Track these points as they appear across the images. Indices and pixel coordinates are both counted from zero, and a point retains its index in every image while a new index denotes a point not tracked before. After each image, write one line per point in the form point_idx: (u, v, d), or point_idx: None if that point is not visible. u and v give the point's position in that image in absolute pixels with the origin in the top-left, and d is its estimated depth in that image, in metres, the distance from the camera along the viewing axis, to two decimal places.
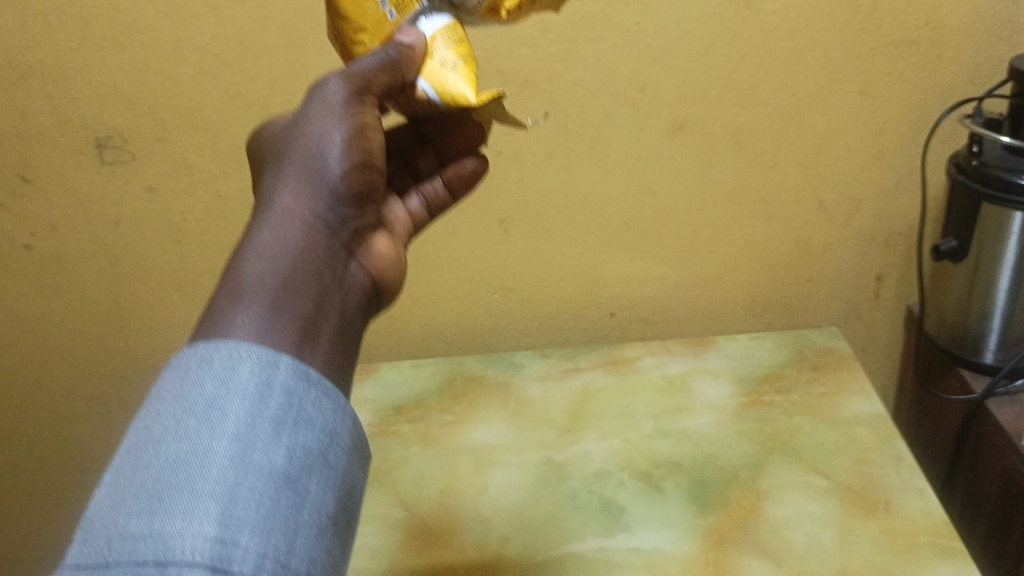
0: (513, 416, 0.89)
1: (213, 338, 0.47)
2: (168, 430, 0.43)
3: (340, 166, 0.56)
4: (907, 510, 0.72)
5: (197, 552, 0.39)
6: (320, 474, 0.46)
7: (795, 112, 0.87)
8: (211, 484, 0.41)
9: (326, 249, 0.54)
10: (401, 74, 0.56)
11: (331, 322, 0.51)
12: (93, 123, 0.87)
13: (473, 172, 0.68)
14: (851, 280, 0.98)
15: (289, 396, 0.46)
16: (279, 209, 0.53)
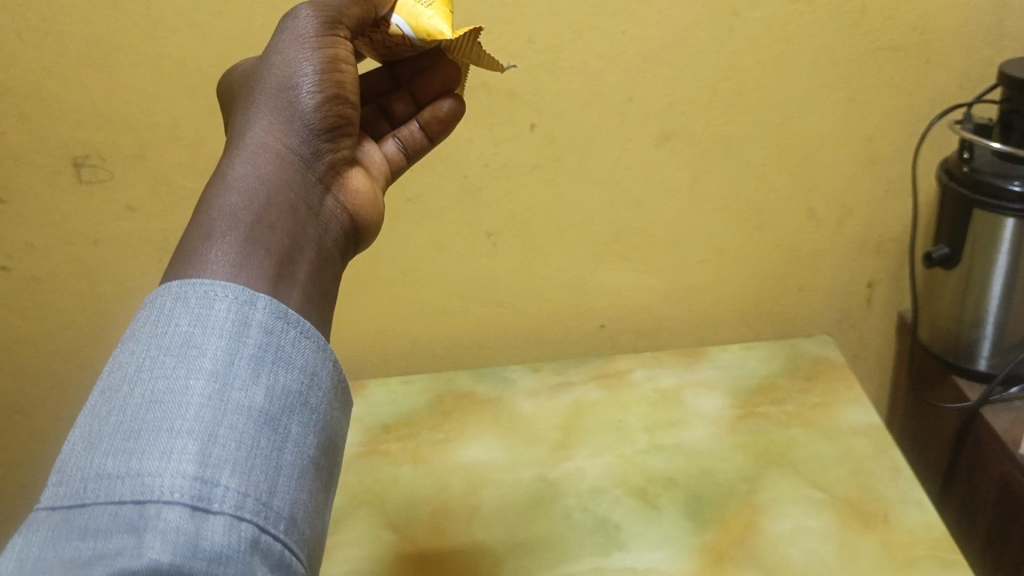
0: (504, 433, 0.87)
1: (189, 275, 0.49)
2: (146, 369, 0.45)
3: (313, 99, 0.57)
4: (906, 522, 0.71)
5: (176, 491, 0.40)
6: (300, 414, 0.48)
7: (784, 120, 0.86)
8: (189, 423, 0.43)
9: (299, 185, 0.55)
10: (374, 8, 0.59)
11: (307, 257, 0.53)
12: (70, 141, 0.85)
13: (449, 113, 0.66)
14: (842, 287, 0.98)
15: (266, 335, 0.48)
16: (251, 152, 0.55)
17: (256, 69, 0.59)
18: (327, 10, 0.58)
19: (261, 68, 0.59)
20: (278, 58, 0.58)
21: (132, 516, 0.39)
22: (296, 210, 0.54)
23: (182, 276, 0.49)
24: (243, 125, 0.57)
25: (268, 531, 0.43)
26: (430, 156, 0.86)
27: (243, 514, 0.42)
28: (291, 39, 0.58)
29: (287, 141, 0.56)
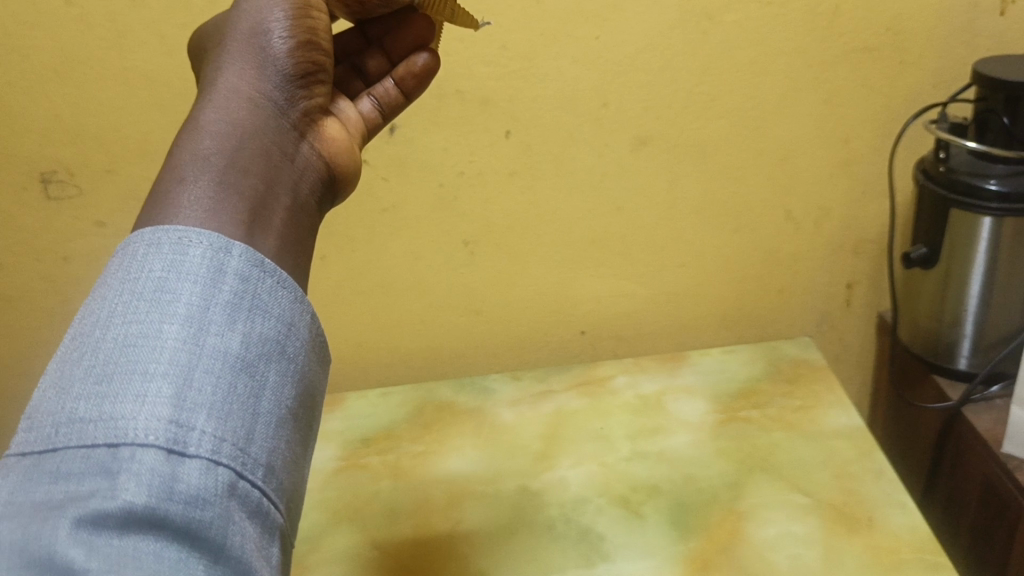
0: (486, 443, 0.86)
1: (162, 220, 0.48)
2: (118, 315, 0.44)
3: (284, 43, 0.57)
4: (891, 525, 0.70)
5: (150, 434, 0.40)
6: (278, 362, 0.47)
7: (760, 123, 0.86)
8: (164, 365, 0.42)
9: (273, 133, 0.55)
10: None
11: (281, 204, 0.53)
12: (37, 157, 0.84)
13: (424, 66, 0.64)
14: (822, 288, 0.97)
15: (242, 282, 0.47)
16: (223, 99, 0.55)
17: (227, 20, 0.59)
18: None
19: (233, 21, 0.59)
20: (250, 10, 0.57)
21: (105, 458, 0.39)
22: (269, 155, 0.54)
23: (152, 221, 0.49)
24: (215, 73, 0.56)
25: (246, 478, 0.42)
26: (405, 165, 0.86)
27: (220, 459, 0.41)
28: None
29: (259, 90, 0.56)
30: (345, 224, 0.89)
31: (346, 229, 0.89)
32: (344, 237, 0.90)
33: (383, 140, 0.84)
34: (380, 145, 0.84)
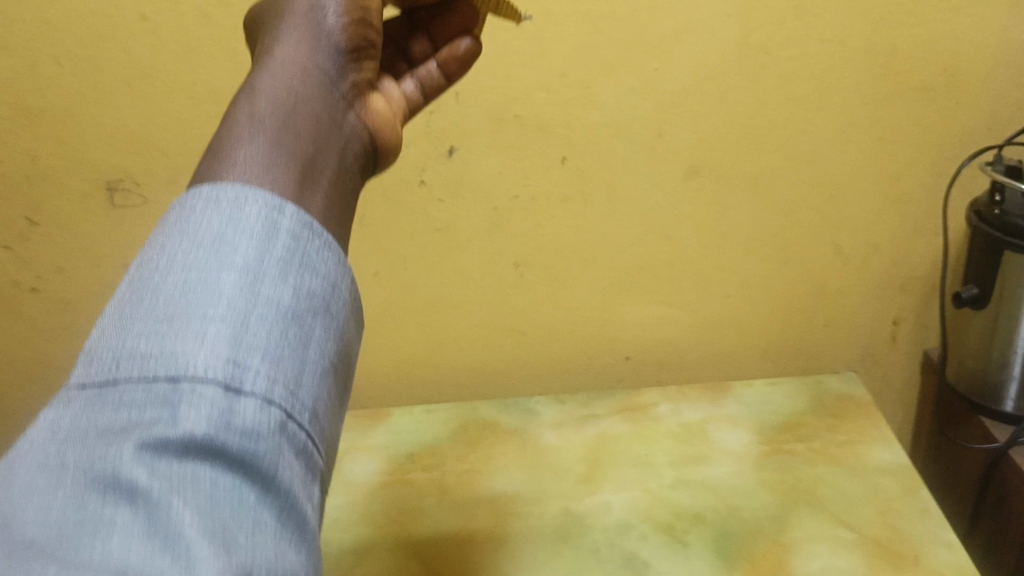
0: (530, 465, 0.87)
1: (217, 174, 0.48)
2: (177, 260, 0.44)
3: (339, 19, 0.58)
4: (935, 564, 0.70)
5: (209, 369, 0.39)
6: (323, 317, 0.46)
7: (813, 158, 0.87)
8: (222, 309, 0.42)
9: (325, 99, 0.55)
10: None
11: (330, 167, 0.53)
12: (104, 166, 0.86)
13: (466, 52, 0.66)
14: (867, 324, 0.98)
15: (295, 239, 0.46)
16: (280, 66, 0.55)
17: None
18: None
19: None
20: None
21: (166, 390, 0.39)
22: (320, 119, 0.54)
23: (207, 179, 0.48)
24: (273, 44, 0.57)
25: (295, 419, 0.42)
26: (461, 187, 0.87)
27: (274, 399, 0.41)
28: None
29: (308, 53, 0.57)
30: (398, 243, 0.90)
31: (399, 247, 0.91)
32: (397, 254, 0.91)
33: (440, 161, 0.85)
34: (437, 167, 0.86)
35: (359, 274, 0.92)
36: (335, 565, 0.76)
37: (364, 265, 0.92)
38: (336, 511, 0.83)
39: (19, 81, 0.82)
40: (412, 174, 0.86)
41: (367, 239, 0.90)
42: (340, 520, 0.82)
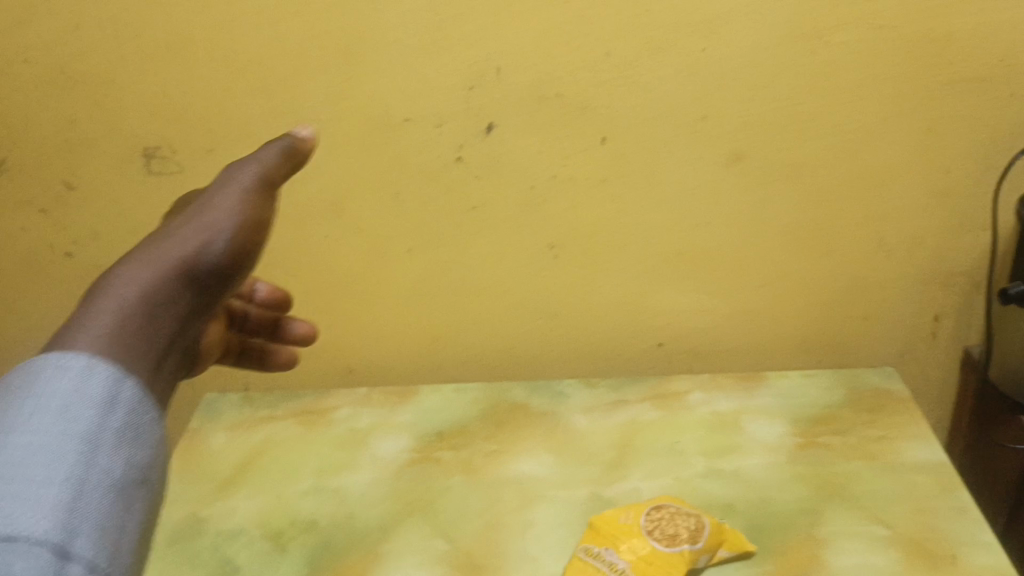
0: (559, 448, 0.86)
1: (67, 343, 0.48)
2: (9, 411, 0.45)
3: (226, 239, 0.56)
4: (973, 566, 0.69)
5: (40, 534, 0.41)
6: (146, 489, 0.47)
7: (860, 147, 0.85)
8: (57, 472, 0.43)
9: (213, 282, 0.57)
10: (296, 163, 0.63)
11: (175, 350, 0.54)
12: (142, 132, 0.86)
13: (282, 361, 0.80)
14: (907, 319, 0.96)
15: (133, 413, 0.48)
16: (193, 233, 0.56)
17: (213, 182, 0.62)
18: (269, 174, 0.61)
19: (200, 199, 0.60)
20: (218, 199, 0.59)
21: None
22: (180, 303, 0.54)
23: (60, 343, 0.49)
24: (206, 203, 0.59)
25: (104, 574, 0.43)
26: (498, 165, 0.86)
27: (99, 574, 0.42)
28: (233, 187, 0.59)
29: (192, 250, 0.55)
30: (433, 221, 0.89)
31: (434, 224, 0.90)
32: (431, 231, 0.90)
33: (479, 138, 0.84)
34: (475, 144, 0.85)
35: (392, 251, 0.91)
36: (362, 542, 0.76)
37: (398, 242, 0.91)
38: (364, 487, 0.83)
39: (60, 44, 0.81)
40: (450, 151, 0.85)
41: (402, 215, 0.89)
42: (368, 496, 0.82)
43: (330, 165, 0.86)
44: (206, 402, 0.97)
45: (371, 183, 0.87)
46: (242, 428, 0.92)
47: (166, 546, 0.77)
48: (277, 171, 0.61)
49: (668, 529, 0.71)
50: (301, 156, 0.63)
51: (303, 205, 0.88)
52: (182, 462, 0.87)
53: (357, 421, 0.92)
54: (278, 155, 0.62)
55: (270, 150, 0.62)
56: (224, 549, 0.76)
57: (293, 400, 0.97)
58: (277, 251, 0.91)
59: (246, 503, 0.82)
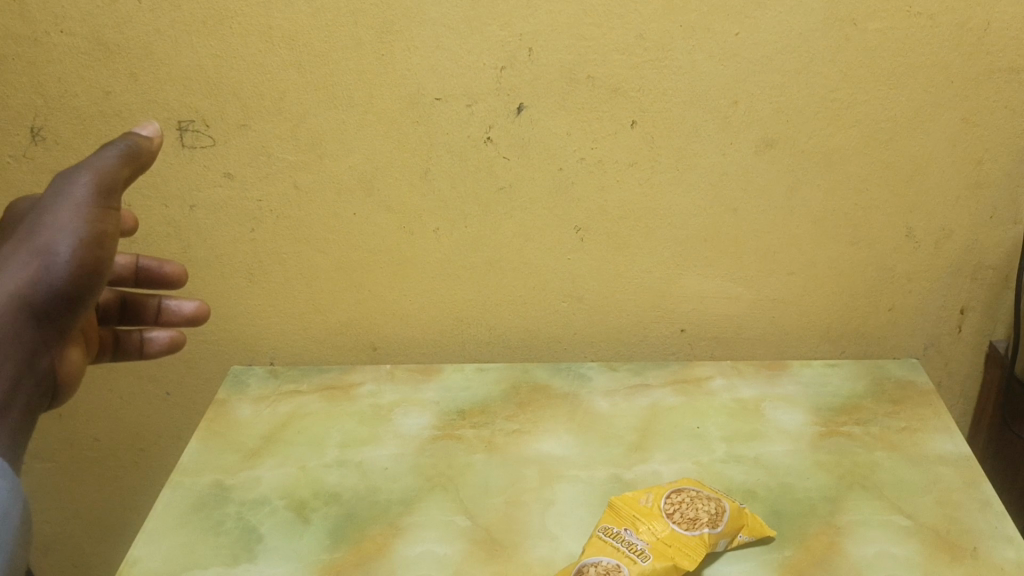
0: (580, 429, 0.87)
1: None
2: None
3: (68, 255, 0.62)
4: (995, 558, 0.69)
5: None
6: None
7: (892, 136, 0.85)
8: None
9: (44, 308, 0.63)
10: (138, 162, 0.66)
11: (22, 385, 0.64)
12: (176, 104, 0.85)
13: (169, 342, 0.86)
14: (933, 312, 0.95)
15: None
16: (15, 269, 0.61)
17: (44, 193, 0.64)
18: (105, 186, 0.63)
19: (34, 214, 0.63)
20: (49, 218, 0.62)
21: None
22: (23, 339, 0.63)
23: None
24: (37, 223, 0.62)
25: None
26: (528, 146, 0.86)
27: None
28: (68, 201, 0.62)
29: (31, 278, 0.61)
30: (461, 201, 0.90)
31: (461, 204, 0.90)
32: (458, 211, 0.90)
33: (510, 119, 0.85)
34: (506, 125, 0.85)
35: (419, 229, 0.92)
36: (385, 515, 0.77)
37: (425, 220, 0.91)
38: (386, 462, 0.84)
39: (98, 14, 0.81)
40: (480, 131, 0.85)
41: (430, 195, 0.89)
42: (390, 471, 0.83)
43: (362, 142, 0.87)
44: (232, 375, 0.98)
45: (401, 161, 0.87)
46: (266, 400, 0.93)
47: (192, 513, 0.78)
48: (119, 172, 0.64)
49: (687, 512, 0.71)
50: (145, 153, 0.67)
51: (333, 182, 0.89)
52: (208, 432, 0.89)
53: (380, 398, 0.93)
54: (117, 156, 0.65)
55: (108, 152, 0.65)
56: (249, 518, 0.78)
57: (317, 375, 0.98)
58: (305, 227, 0.92)
59: (271, 474, 0.83)
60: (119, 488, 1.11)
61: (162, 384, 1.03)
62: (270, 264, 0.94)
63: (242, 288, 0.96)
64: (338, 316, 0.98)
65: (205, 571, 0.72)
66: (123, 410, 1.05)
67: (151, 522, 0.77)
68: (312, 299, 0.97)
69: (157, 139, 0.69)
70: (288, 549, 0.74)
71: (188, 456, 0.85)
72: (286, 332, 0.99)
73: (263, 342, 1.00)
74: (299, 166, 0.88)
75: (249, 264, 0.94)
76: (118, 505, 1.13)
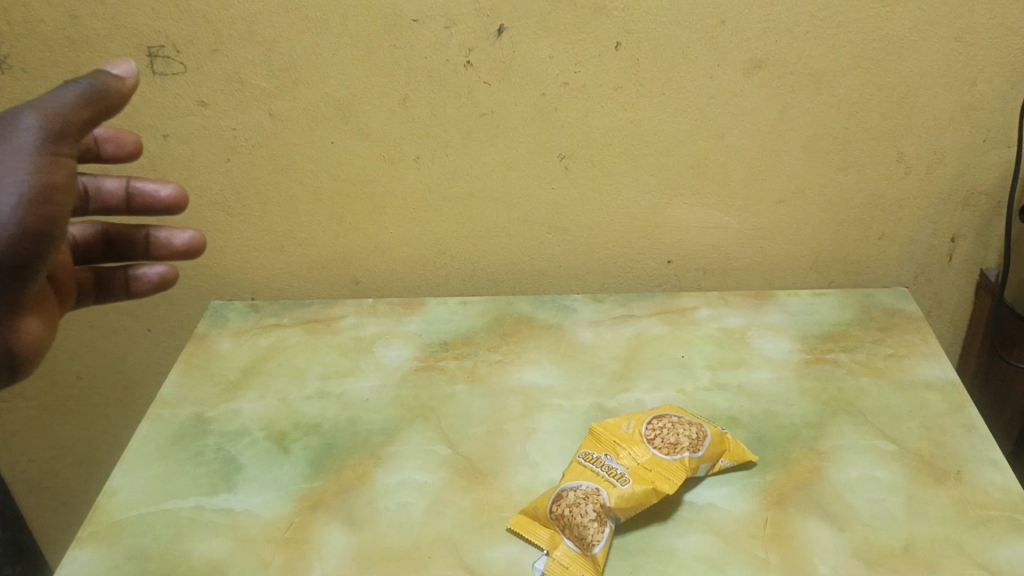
0: (564, 359, 0.86)
1: None
2: None
3: (13, 214, 0.51)
4: (980, 482, 0.68)
5: None
6: None
7: (884, 57, 0.82)
8: None
9: None
10: (102, 104, 0.57)
11: None
12: (145, 29, 0.82)
13: (160, 278, 0.79)
14: (924, 240, 0.94)
15: None
16: None
17: None
18: (55, 129, 0.54)
19: None
20: None
21: None
22: None
23: None
24: None
25: None
26: (509, 70, 0.84)
27: None
28: (6, 148, 0.52)
29: None
30: (442, 128, 0.87)
31: (442, 131, 0.88)
32: (439, 139, 0.88)
33: (490, 42, 0.82)
34: (486, 48, 0.82)
35: (400, 159, 0.89)
36: (365, 444, 0.76)
37: (405, 148, 0.89)
38: (367, 392, 0.83)
39: None
40: (459, 54, 0.83)
41: (410, 122, 0.87)
42: (371, 402, 0.82)
43: (338, 67, 0.84)
44: (212, 310, 0.97)
45: (378, 86, 0.85)
46: (247, 334, 0.92)
47: (172, 445, 0.78)
48: (73, 115, 0.55)
49: (668, 437, 0.71)
50: (114, 95, 0.58)
51: (310, 109, 0.86)
52: (188, 365, 0.88)
53: (363, 330, 0.92)
54: (77, 96, 0.56)
55: (67, 89, 0.56)
56: (229, 449, 0.77)
57: (299, 308, 0.97)
58: (283, 156, 0.89)
59: (251, 406, 0.82)
60: (103, 420, 1.11)
61: (143, 320, 1.02)
62: (248, 196, 0.92)
63: (220, 221, 0.94)
64: (319, 248, 0.96)
65: (184, 499, 0.72)
66: (105, 347, 1.04)
67: (130, 454, 0.77)
68: (292, 232, 0.95)
69: (129, 77, 0.61)
70: (268, 478, 0.73)
71: (168, 388, 0.85)
72: (266, 266, 0.98)
73: (244, 276, 0.98)
74: (274, 92, 0.85)
75: (226, 196, 0.92)
76: (103, 438, 1.13)
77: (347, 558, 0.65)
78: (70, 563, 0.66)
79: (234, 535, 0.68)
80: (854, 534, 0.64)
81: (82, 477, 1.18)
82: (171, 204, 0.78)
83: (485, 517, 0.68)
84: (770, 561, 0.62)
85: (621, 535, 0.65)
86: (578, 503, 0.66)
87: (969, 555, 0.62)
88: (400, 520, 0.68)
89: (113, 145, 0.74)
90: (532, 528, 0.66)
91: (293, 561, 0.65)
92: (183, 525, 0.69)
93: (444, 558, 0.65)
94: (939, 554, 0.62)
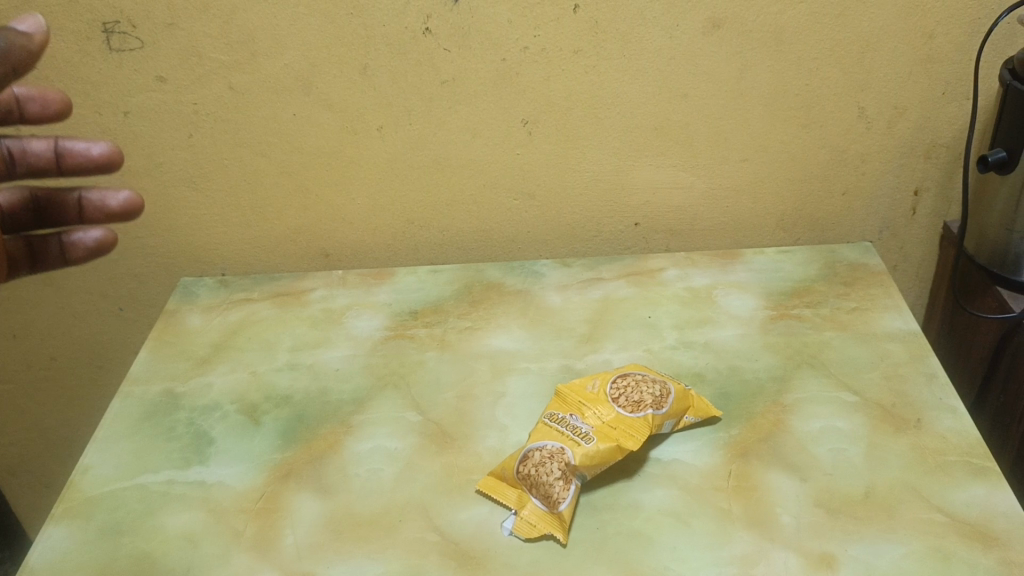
0: (532, 323, 0.86)
1: None
2: None
3: None
4: (939, 429, 0.69)
5: None
6: None
7: (842, 11, 0.82)
8: None
9: None
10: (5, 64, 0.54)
11: None
12: (98, 5, 0.80)
13: (97, 242, 0.78)
14: (887, 194, 0.95)
15: None
16: None
17: None
18: None
19: None
20: None
21: None
22: None
23: None
24: None
25: None
26: (468, 36, 0.83)
27: None
28: None
29: None
30: (403, 96, 0.87)
31: (404, 100, 0.87)
32: (401, 107, 0.88)
33: (448, 8, 0.81)
34: (444, 14, 0.82)
35: (363, 129, 0.89)
36: (336, 414, 0.77)
37: (367, 118, 0.88)
38: (338, 363, 0.83)
39: None
40: (418, 21, 0.82)
41: (371, 91, 0.86)
42: (342, 372, 0.82)
43: (296, 38, 0.83)
44: (182, 287, 0.97)
45: (338, 56, 0.84)
46: (217, 309, 0.93)
47: (143, 421, 0.78)
48: None
49: (632, 396, 0.71)
50: (18, 52, 0.55)
51: (270, 81, 0.86)
52: (159, 341, 0.88)
53: (332, 302, 0.92)
54: None
55: None
56: (200, 423, 0.77)
57: (268, 283, 0.97)
58: (245, 130, 0.89)
59: (222, 380, 0.83)
60: (81, 398, 1.11)
61: (114, 299, 1.02)
62: (212, 171, 0.92)
63: (186, 198, 0.94)
64: (286, 222, 0.96)
65: (155, 474, 0.72)
66: (78, 327, 1.04)
67: (102, 431, 0.77)
68: (259, 206, 0.95)
69: (37, 35, 0.57)
70: (239, 450, 0.74)
71: (138, 365, 0.85)
72: (235, 241, 0.98)
73: (213, 252, 0.98)
74: (233, 66, 0.85)
75: (190, 171, 0.92)
76: (81, 416, 1.13)
77: (318, 525, 0.66)
78: (43, 540, 0.66)
79: (207, 507, 0.68)
80: (816, 483, 0.66)
81: (64, 457, 1.19)
82: (104, 164, 0.75)
83: (454, 480, 0.69)
84: (733, 513, 0.63)
85: (588, 492, 0.66)
86: (543, 463, 0.66)
87: (927, 500, 0.64)
88: (370, 485, 0.69)
89: (37, 105, 0.71)
90: (501, 489, 0.67)
91: (264, 530, 0.66)
92: (155, 499, 0.70)
93: (415, 521, 0.65)
94: (898, 500, 0.64)
